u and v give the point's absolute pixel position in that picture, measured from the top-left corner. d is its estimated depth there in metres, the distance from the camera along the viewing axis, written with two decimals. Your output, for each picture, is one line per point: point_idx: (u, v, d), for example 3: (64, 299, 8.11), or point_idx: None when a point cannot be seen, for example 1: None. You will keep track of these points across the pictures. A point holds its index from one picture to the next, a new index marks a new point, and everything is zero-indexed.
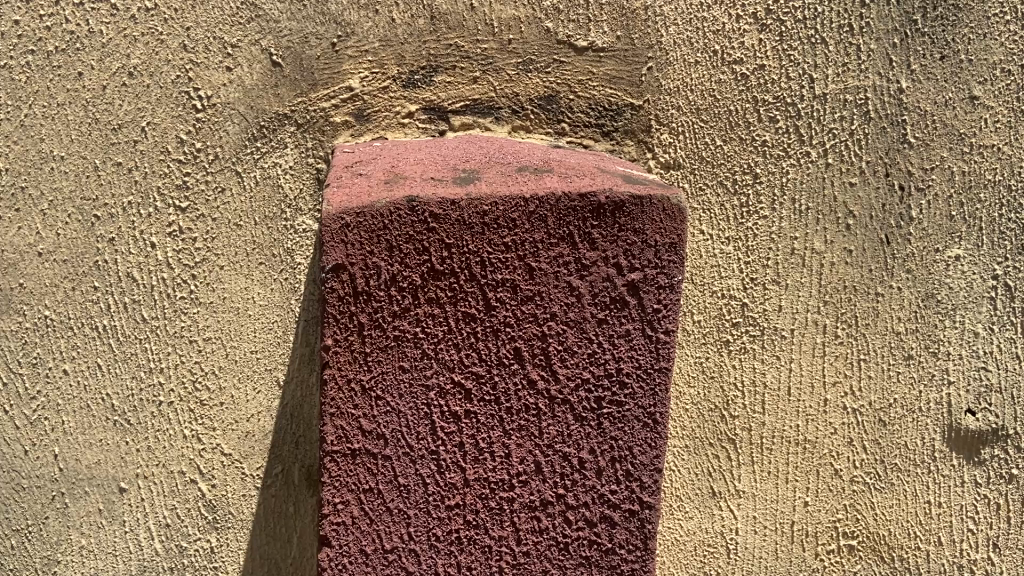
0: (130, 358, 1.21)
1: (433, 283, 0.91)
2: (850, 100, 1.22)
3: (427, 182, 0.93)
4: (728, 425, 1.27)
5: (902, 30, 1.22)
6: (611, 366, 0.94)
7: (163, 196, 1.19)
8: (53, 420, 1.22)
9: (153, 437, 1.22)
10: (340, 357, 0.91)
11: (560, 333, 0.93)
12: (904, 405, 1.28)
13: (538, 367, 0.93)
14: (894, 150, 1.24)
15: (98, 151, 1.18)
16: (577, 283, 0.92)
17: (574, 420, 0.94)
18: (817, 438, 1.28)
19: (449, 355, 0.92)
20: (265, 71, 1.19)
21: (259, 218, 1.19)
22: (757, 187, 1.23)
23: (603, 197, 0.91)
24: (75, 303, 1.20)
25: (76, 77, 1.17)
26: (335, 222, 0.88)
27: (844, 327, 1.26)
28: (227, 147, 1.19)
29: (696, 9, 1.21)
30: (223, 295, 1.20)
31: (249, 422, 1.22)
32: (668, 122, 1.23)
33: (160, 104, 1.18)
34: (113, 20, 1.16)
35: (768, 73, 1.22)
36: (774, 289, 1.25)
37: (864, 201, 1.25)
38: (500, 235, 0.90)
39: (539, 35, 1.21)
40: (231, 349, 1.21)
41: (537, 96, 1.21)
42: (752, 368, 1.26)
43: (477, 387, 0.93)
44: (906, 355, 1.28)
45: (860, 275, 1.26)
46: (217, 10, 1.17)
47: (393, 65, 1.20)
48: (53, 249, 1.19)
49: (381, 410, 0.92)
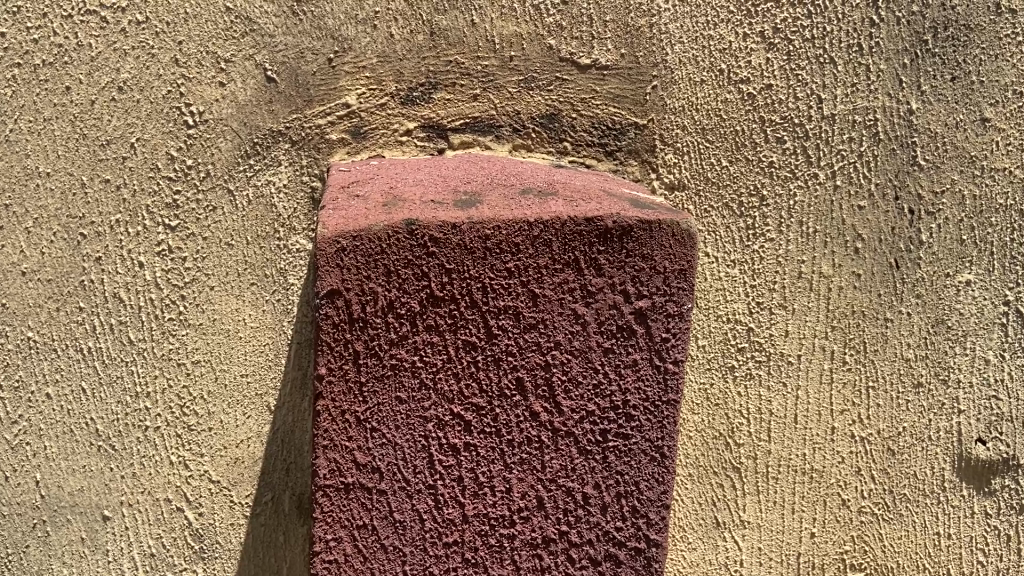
0: (115, 382, 1.17)
1: (433, 309, 0.84)
2: (859, 121, 1.19)
3: (428, 204, 0.86)
4: (733, 453, 1.24)
5: (912, 50, 1.19)
6: (617, 398, 0.88)
7: (152, 214, 1.15)
8: (35, 445, 1.18)
9: (139, 463, 1.18)
10: (334, 387, 0.85)
11: (564, 363, 0.87)
12: (912, 434, 1.26)
13: (541, 399, 0.87)
14: (904, 173, 1.21)
15: (86, 167, 1.14)
16: (582, 310, 0.86)
17: (578, 453, 0.88)
18: (824, 467, 1.25)
19: (448, 386, 0.86)
20: (259, 86, 1.15)
21: (252, 238, 1.16)
22: (763, 209, 1.21)
23: (610, 222, 0.85)
24: (59, 325, 1.16)
25: (62, 91, 1.13)
26: (331, 246, 0.82)
27: (852, 353, 1.24)
28: (219, 164, 1.15)
29: (702, 27, 1.18)
30: (213, 317, 1.17)
31: (239, 448, 1.18)
32: (673, 142, 1.19)
33: (150, 119, 1.14)
34: (102, 33, 1.13)
35: (775, 92, 1.19)
36: (781, 314, 1.22)
37: (873, 223, 1.22)
38: (502, 260, 0.84)
39: (541, 52, 1.17)
40: (221, 372, 1.17)
41: (539, 114, 1.18)
42: (757, 396, 1.24)
43: (477, 419, 0.87)
44: (916, 383, 1.25)
45: (869, 299, 1.23)
46: (210, 24, 1.14)
47: (391, 82, 1.16)
48: (37, 269, 1.15)
49: (376, 442, 0.86)
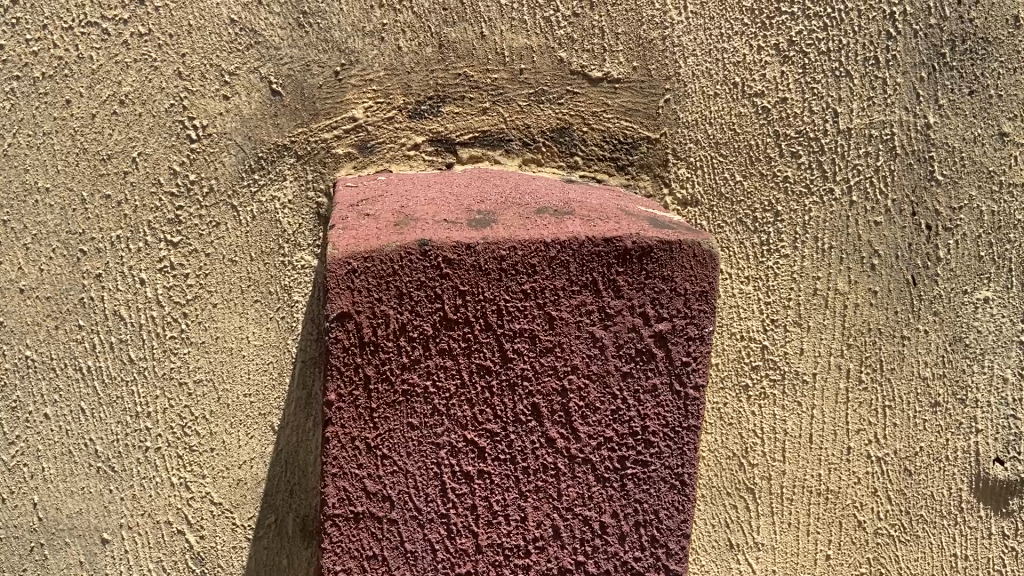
0: (114, 402, 1.14)
1: (446, 332, 0.82)
2: (875, 135, 1.17)
3: (442, 223, 0.84)
4: (747, 473, 1.21)
5: (929, 63, 1.16)
6: (636, 424, 0.85)
7: (154, 230, 1.12)
8: (33, 467, 1.15)
9: (139, 485, 1.15)
10: (344, 413, 0.82)
11: (581, 388, 0.84)
12: (930, 454, 1.23)
13: (557, 425, 0.84)
14: (921, 188, 1.19)
15: (86, 183, 1.11)
16: (600, 333, 0.83)
17: (596, 481, 0.85)
18: (840, 488, 1.22)
19: (461, 411, 0.83)
20: (264, 100, 1.12)
21: (255, 254, 1.13)
22: (778, 225, 1.18)
23: (629, 242, 0.82)
24: (57, 343, 1.13)
25: (63, 104, 1.10)
26: (341, 267, 0.79)
27: (868, 372, 1.21)
28: (223, 179, 1.12)
29: (716, 40, 1.15)
30: (216, 335, 1.14)
31: (241, 470, 1.15)
32: (686, 156, 1.17)
33: (152, 133, 1.11)
34: (103, 45, 1.10)
35: (791, 106, 1.16)
36: (795, 332, 1.20)
37: (889, 239, 1.20)
38: (517, 281, 0.81)
39: (552, 65, 1.15)
40: (224, 392, 1.14)
41: (549, 128, 1.15)
42: (772, 415, 1.21)
43: (491, 445, 0.84)
44: (933, 402, 1.23)
45: (885, 317, 1.21)
46: (214, 36, 1.11)
47: (399, 95, 1.14)
48: (36, 285, 1.12)
49: (387, 470, 0.83)
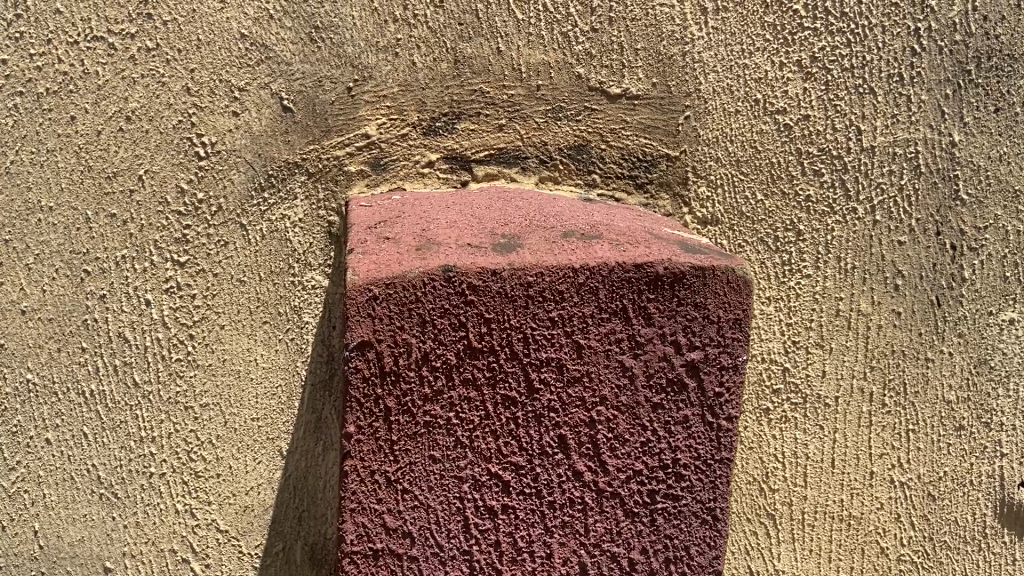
0: (118, 426, 1.10)
1: (470, 361, 0.79)
2: (899, 153, 1.15)
3: (465, 248, 0.81)
4: (767, 499, 1.18)
5: (954, 80, 1.14)
6: (666, 456, 0.82)
7: (160, 249, 1.09)
8: (34, 493, 1.11)
9: (143, 512, 1.11)
10: (363, 446, 0.79)
11: (610, 419, 0.81)
12: (954, 478, 1.20)
13: (585, 457, 0.81)
14: (945, 208, 1.16)
15: (90, 201, 1.08)
16: (630, 362, 0.80)
17: (624, 516, 0.82)
18: (862, 514, 1.19)
19: (485, 444, 0.80)
20: (275, 116, 1.09)
21: (265, 274, 1.10)
22: (800, 244, 1.15)
23: (660, 268, 0.79)
24: (60, 366, 1.10)
25: (67, 120, 1.07)
26: (362, 294, 0.76)
27: (891, 395, 1.19)
28: (231, 197, 1.09)
29: (737, 56, 1.13)
30: (224, 357, 1.10)
31: (248, 496, 1.12)
32: (706, 174, 1.14)
33: (159, 151, 1.08)
34: (110, 60, 1.07)
35: (813, 123, 1.14)
36: (817, 353, 1.17)
37: (913, 260, 1.17)
38: (545, 308, 0.78)
39: (570, 81, 1.12)
40: (231, 416, 1.11)
41: (567, 145, 1.13)
42: (793, 439, 1.18)
43: (516, 479, 0.81)
44: (957, 426, 1.20)
45: (909, 338, 1.18)
46: (223, 51, 1.08)
47: (413, 111, 1.11)
48: (38, 307, 1.09)
49: (407, 504, 0.80)
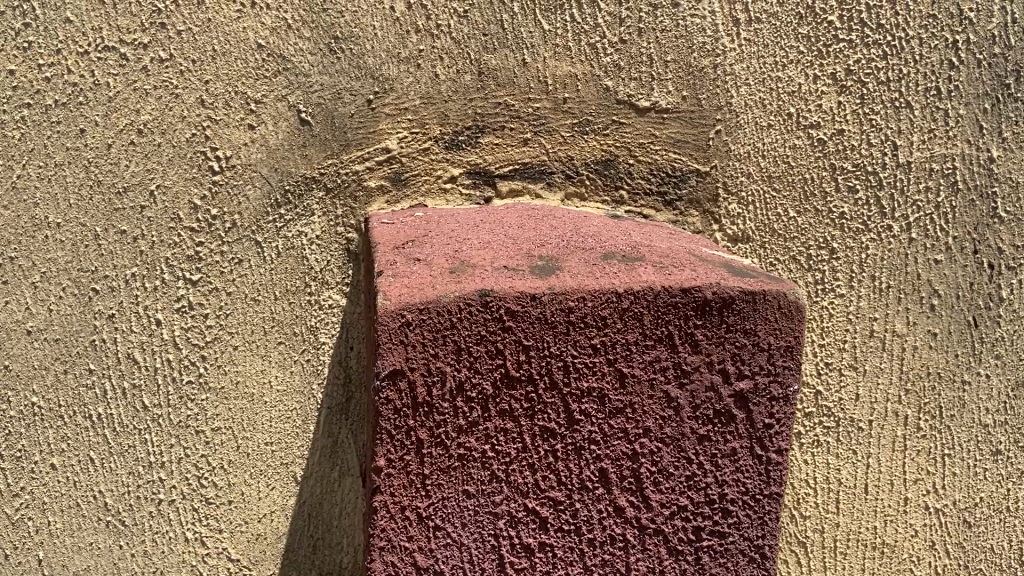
0: (126, 451, 1.06)
1: (507, 391, 0.75)
2: (936, 169, 1.11)
3: (501, 270, 0.77)
4: (799, 527, 1.14)
5: (993, 94, 1.11)
6: (713, 491, 0.79)
7: (171, 267, 1.05)
8: (37, 521, 1.06)
9: (151, 540, 1.06)
10: (394, 481, 0.75)
11: (654, 452, 0.77)
12: (991, 505, 1.16)
13: (627, 493, 0.78)
14: (983, 225, 1.12)
15: (100, 217, 1.04)
16: (676, 393, 0.77)
17: (668, 554, 0.79)
18: (896, 542, 1.15)
19: (522, 478, 0.77)
20: (292, 129, 1.06)
21: (280, 293, 1.06)
22: (833, 263, 1.12)
23: (709, 293, 0.76)
24: (66, 389, 1.05)
25: (75, 133, 1.03)
26: (394, 320, 0.72)
27: (927, 419, 1.15)
28: (246, 213, 1.05)
29: (770, 68, 1.09)
30: (237, 379, 1.06)
31: (261, 524, 1.07)
32: (737, 190, 1.10)
33: (172, 165, 1.04)
34: (122, 71, 1.03)
35: (848, 138, 1.10)
36: (851, 376, 1.13)
37: (950, 279, 1.13)
38: (586, 335, 0.75)
39: (598, 94, 1.08)
40: (244, 441, 1.07)
41: (594, 160, 1.09)
42: (826, 464, 1.14)
43: (554, 515, 0.78)
44: (995, 451, 1.16)
45: (945, 360, 1.14)
46: (240, 62, 1.04)
47: (435, 125, 1.07)
48: (43, 327, 1.05)
49: (440, 542, 0.77)
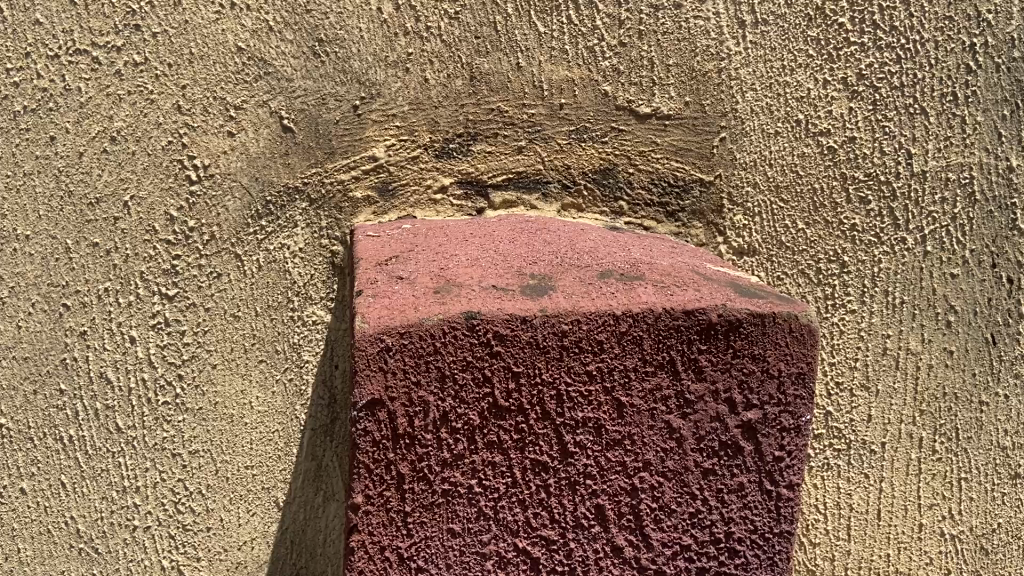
0: (99, 475, 1.00)
1: (496, 422, 0.70)
2: (952, 179, 1.05)
3: (489, 291, 0.72)
4: (807, 554, 1.08)
5: (1012, 100, 1.05)
6: (718, 529, 0.73)
7: (147, 281, 0.99)
8: (5, 548, 1.01)
9: (125, 569, 1.01)
10: (373, 519, 0.70)
11: (655, 487, 0.72)
12: (1010, 531, 1.10)
13: (626, 531, 0.73)
14: (1002, 238, 1.07)
15: (71, 229, 0.99)
16: (679, 423, 0.71)
17: None
18: (910, 570, 1.09)
19: (512, 515, 0.72)
20: (274, 136, 1.00)
21: (261, 308, 1.00)
22: (844, 277, 1.06)
23: (714, 315, 0.71)
24: (36, 409, 1.00)
25: (46, 141, 0.98)
26: (373, 345, 0.67)
27: (942, 441, 1.09)
28: (226, 225, 1.00)
29: (778, 73, 1.04)
30: (216, 400, 1.01)
31: (241, 552, 1.02)
32: (742, 201, 1.05)
33: (148, 174, 0.99)
34: (94, 76, 0.98)
35: (859, 146, 1.05)
36: (862, 396, 1.07)
37: (967, 294, 1.07)
38: (581, 361, 0.70)
39: (596, 99, 1.03)
40: (223, 464, 1.01)
41: (592, 169, 1.04)
42: (836, 488, 1.08)
43: (547, 555, 0.72)
44: (1014, 475, 1.10)
45: (962, 380, 1.09)
46: (219, 66, 0.99)
47: (424, 132, 1.02)
48: (11, 345, 0.99)
49: None
